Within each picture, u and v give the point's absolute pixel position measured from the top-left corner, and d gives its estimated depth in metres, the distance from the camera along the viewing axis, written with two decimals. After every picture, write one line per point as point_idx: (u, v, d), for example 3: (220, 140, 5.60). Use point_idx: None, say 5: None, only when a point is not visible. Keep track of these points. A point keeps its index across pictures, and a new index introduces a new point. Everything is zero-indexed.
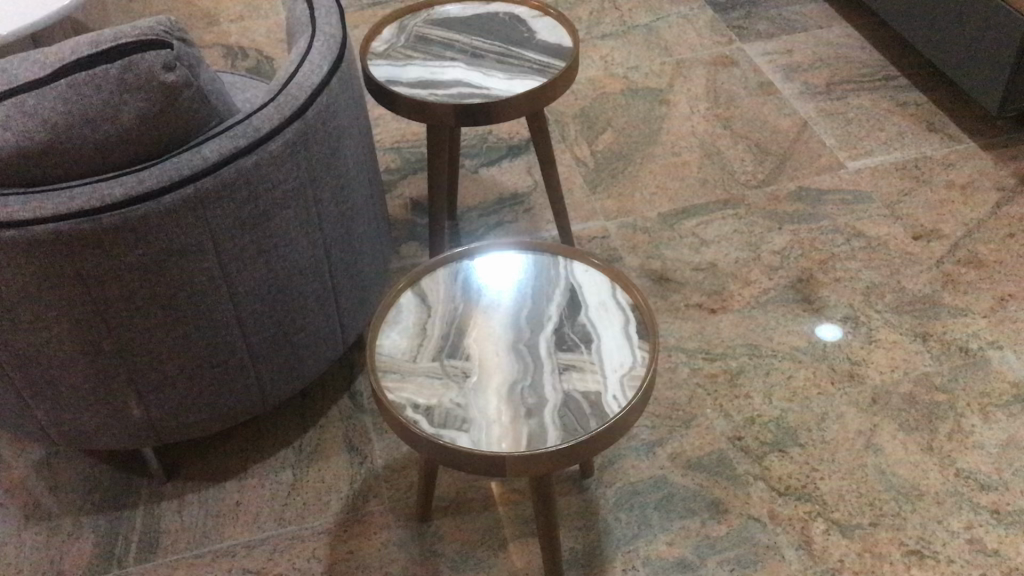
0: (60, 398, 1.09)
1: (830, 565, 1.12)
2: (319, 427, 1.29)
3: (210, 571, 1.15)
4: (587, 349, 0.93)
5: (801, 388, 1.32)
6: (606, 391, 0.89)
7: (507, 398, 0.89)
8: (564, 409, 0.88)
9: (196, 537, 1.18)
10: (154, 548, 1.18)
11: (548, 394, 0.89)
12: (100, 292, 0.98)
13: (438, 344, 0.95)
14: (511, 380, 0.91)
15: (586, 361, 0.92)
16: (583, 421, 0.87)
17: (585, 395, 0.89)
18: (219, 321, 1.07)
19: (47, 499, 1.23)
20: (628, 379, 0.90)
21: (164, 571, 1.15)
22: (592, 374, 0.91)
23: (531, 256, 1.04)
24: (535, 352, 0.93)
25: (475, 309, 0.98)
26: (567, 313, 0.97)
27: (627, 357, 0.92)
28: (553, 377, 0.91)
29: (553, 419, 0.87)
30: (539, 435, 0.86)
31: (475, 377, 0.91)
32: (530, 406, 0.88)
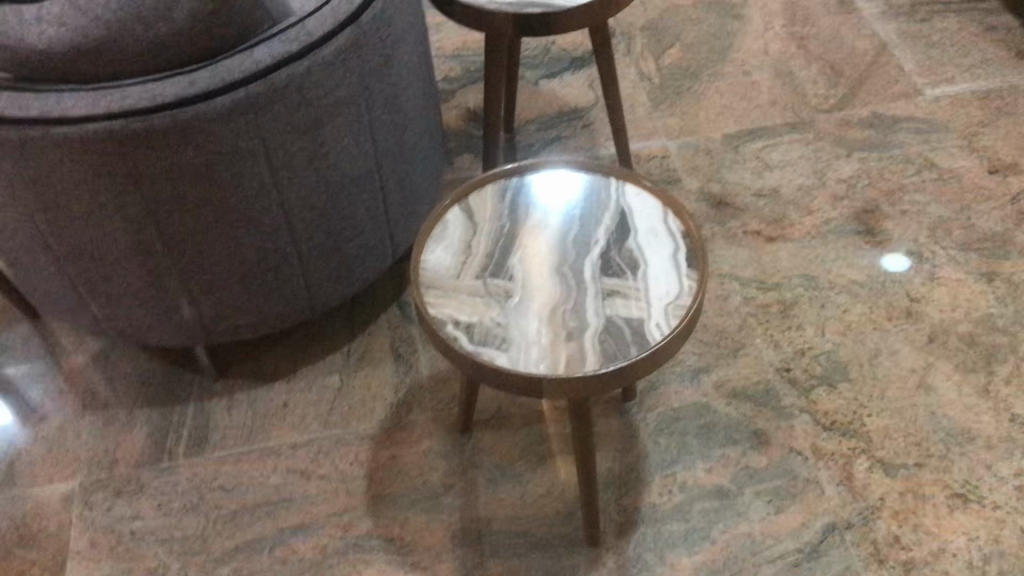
0: (115, 294, 1.11)
1: (871, 503, 1.11)
2: (367, 335, 1.31)
3: (256, 468, 1.18)
4: (633, 274, 0.92)
5: (856, 322, 1.28)
6: (649, 319, 0.88)
7: (547, 319, 0.89)
8: (605, 335, 0.87)
9: (244, 434, 1.22)
10: (204, 443, 1.21)
11: (590, 318, 0.89)
12: (151, 192, 0.99)
13: (482, 262, 0.94)
14: (554, 302, 0.90)
15: (631, 287, 0.91)
16: (623, 348, 0.86)
17: (627, 322, 0.88)
18: (268, 227, 1.07)
19: (103, 389, 1.27)
20: (672, 309, 0.89)
21: (213, 465, 1.19)
22: (635, 301, 0.90)
23: (582, 175, 1.02)
24: (580, 276, 0.92)
25: (522, 227, 0.97)
26: (615, 236, 0.96)
27: (673, 285, 0.91)
28: (596, 301, 0.90)
29: (594, 345, 0.87)
30: (578, 359, 0.86)
31: (517, 297, 0.91)
32: (571, 329, 0.88)
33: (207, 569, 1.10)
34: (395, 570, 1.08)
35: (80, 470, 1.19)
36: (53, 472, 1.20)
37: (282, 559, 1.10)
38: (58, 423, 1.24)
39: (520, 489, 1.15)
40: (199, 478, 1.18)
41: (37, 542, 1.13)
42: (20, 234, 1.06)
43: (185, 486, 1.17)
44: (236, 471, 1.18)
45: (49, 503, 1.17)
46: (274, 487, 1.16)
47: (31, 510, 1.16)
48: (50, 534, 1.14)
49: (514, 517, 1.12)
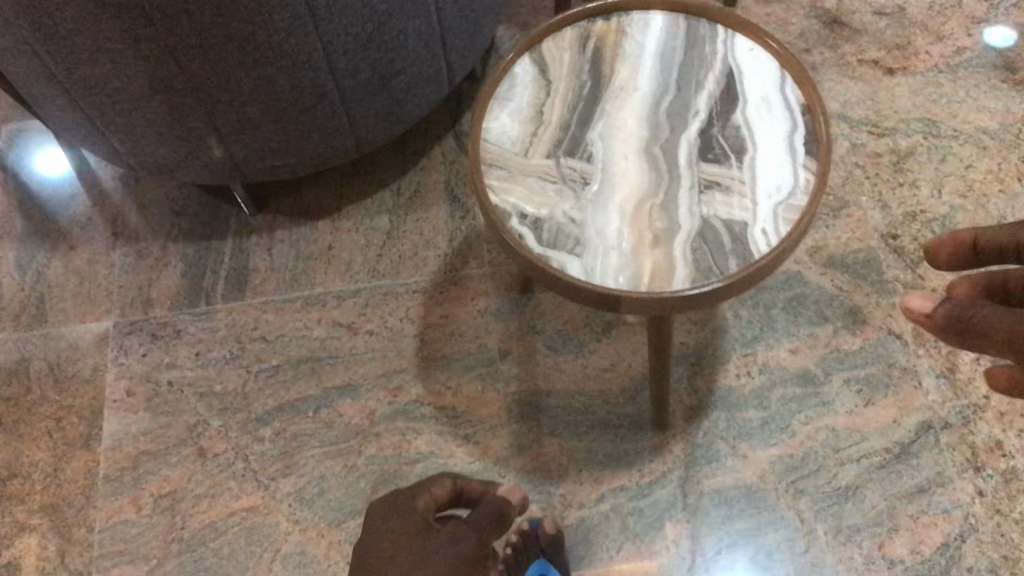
0: (135, 131, 0.97)
1: (972, 401, 1.00)
2: (420, 170, 1.17)
3: (300, 319, 1.09)
4: (738, 163, 0.76)
5: (980, 182, 1.11)
6: (754, 224, 0.74)
7: (632, 217, 0.75)
8: (698, 241, 0.74)
9: (286, 279, 1.12)
10: (243, 286, 1.12)
11: (682, 218, 0.74)
12: (166, 27, 0.82)
13: (555, 135, 0.78)
14: (640, 194, 0.76)
15: (735, 180, 0.75)
16: (720, 262, 0.73)
17: (727, 227, 0.74)
18: (306, 64, 0.91)
19: (134, 218, 1.17)
20: (783, 211, 0.74)
21: (253, 313, 1.10)
22: (739, 198, 0.75)
23: (683, 16, 0.83)
24: (673, 161, 0.77)
25: (605, 90, 0.80)
26: (719, 107, 0.78)
27: (787, 179, 0.75)
28: (692, 196, 0.75)
29: (684, 254, 0.73)
30: (666, 273, 0.73)
31: (596, 185, 0.76)
32: (659, 232, 0.74)
33: (248, 428, 1.04)
34: (446, 443, 1.02)
35: (113, 310, 1.12)
36: (84, 309, 1.12)
37: (327, 423, 1.04)
38: (88, 254, 1.15)
39: (583, 361, 1.05)
40: (239, 326, 1.10)
41: (72, 387, 1.08)
42: (18, 63, 0.91)
43: (224, 334, 1.09)
44: (278, 321, 1.10)
45: (81, 344, 1.10)
46: (318, 341, 1.08)
47: (64, 351, 1.10)
48: (84, 378, 1.08)
49: (575, 392, 1.03)
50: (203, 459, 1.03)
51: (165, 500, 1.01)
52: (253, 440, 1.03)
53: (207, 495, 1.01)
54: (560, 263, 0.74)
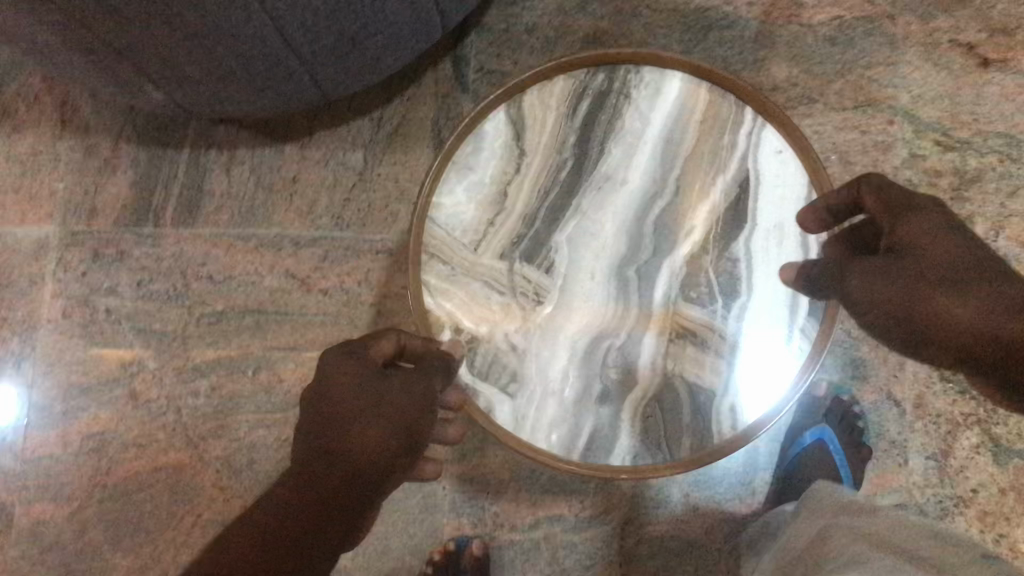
0: (58, 61, 0.82)
1: (958, 493, 0.91)
2: (406, 99, 1.01)
3: (250, 263, 1.00)
4: (726, 310, 0.63)
5: None
6: (726, 398, 0.62)
7: (580, 356, 0.63)
8: (655, 406, 0.63)
9: (241, 211, 1.01)
10: (194, 211, 1.01)
11: (642, 369, 0.63)
12: (67, 7, 0.66)
13: (514, 228, 0.65)
14: (600, 329, 0.63)
15: (717, 334, 0.63)
16: (674, 439, 0.62)
17: (694, 395, 0.62)
18: (251, 38, 0.74)
19: (83, 104, 1.02)
20: (765, 389, 0.62)
21: (202, 245, 1.00)
22: (716, 361, 0.62)
23: (706, 84, 0.65)
24: (649, 292, 0.63)
25: (586, 176, 0.65)
26: (721, 228, 0.64)
27: (780, 343, 0.63)
28: (660, 344, 0.63)
29: (633, 420, 0.63)
30: (608, 441, 0.63)
31: (549, 306, 0.64)
32: (611, 385, 0.63)
33: (183, 377, 0.99)
34: None
35: (56, 215, 1.02)
36: (24, 208, 1.02)
37: (265, 387, 0.98)
38: (31, 141, 1.03)
39: None
40: (184, 259, 1.00)
41: (7, 298, 1.01)
42: None
43: (169, 265, 1.00)
44: (227, 260, 1.00)
45: (19, 249, 1.01)
46: (267, 293, 0.99)
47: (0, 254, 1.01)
48: (20, 290, 1.01)
49: None
50: (135, 404, 0.99)
51: (93, 440, 0.98)
52: (188, 392, 0.99)
53: (135, 442, 0.98)
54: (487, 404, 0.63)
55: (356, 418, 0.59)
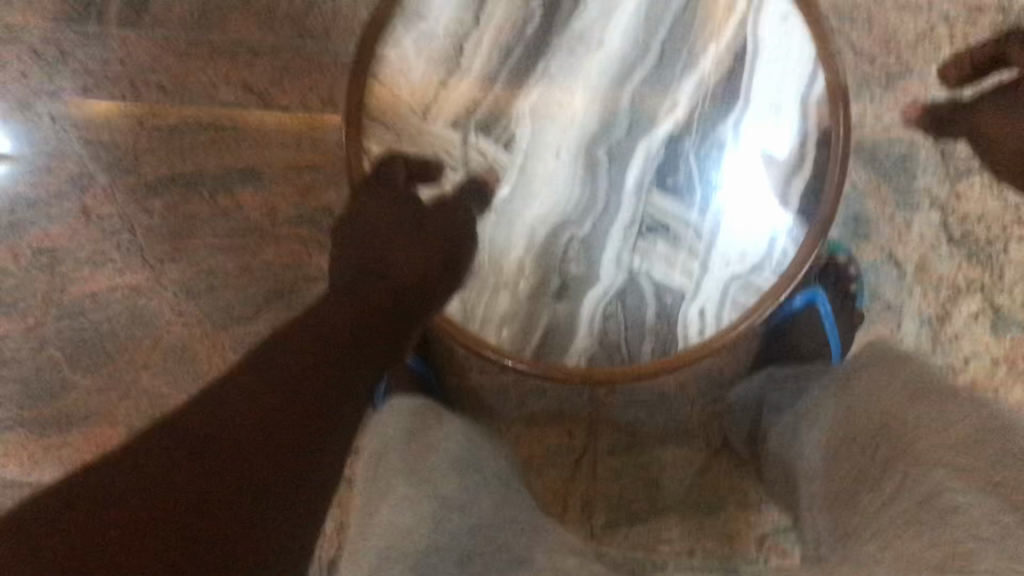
0: None
1: (949, 362, 0.87)
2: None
3: (205, 72, 0.91)
4: (698, 206, 0.63)
5: None
6: (692, 298, 0.65)
7: (540, 247, 0.64)
8: (617, 303, 0.66)
9: (193, 12, 0.90)
10: (142, 10, 0.91)
11: (605, 261, 0.65)
12: None
13: (474, 96, 0.63)
14: (564, 218, 0.64)
15: (686, 231, 0.64)
16: (631, 336, 0.67)
17: (658, 293, 0.65)
18: None
19: None
20: (736, 290, 0.65)
21: (152, 50, 0.91)
22: (684, 259, 0.64)
23: None
24: (616, 182, 0.63)
25: (563, 46, 0.62)
26: (705, 112, 0.62)
27: (750, 249, 0.64)
28: (626, 237, 0.64)
29: (592, 316, 0.66)
30: (563, 335, 0.67)
31: (512, 191, 0.64)
32: (570, 279, 0.65)
33: (135, 195, 0.92)
34: None
35: None
36: None
37: (223, 212, 0.92)
38: None
39: None
40: (134, 65, 0.91)
41: None
42: None
43: (117, 72, 0.91)
44: (179, 68, 0.91)
45: None
46: (224, 106, 0.91)
47: None
48: None
49: None
50: (87, 222, 0.93)
51: (44, 257, 0.93)
52: (142, 211, 0.92)
53: (88, 262, 0.93)
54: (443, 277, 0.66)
55: (398, 244, 0.65)
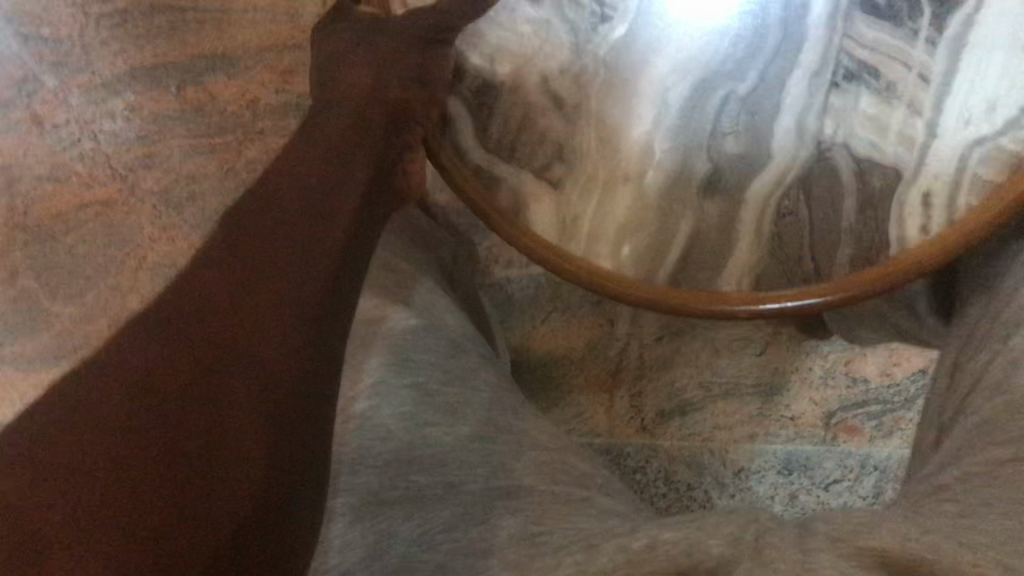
0: None
1: None
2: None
3: None
4: (925, 38, 0.61)
5: None
6: (907, 172, 0.64)
7: (705, 100, 0.64)
8: (809, 178, 0.66)
9: None
10: None
11: (786, 127, 0.64)
12: None
13: None
14: (738, 82, 0.63)
15: (907, 71, 0.62)
16: (817, 248, 0.69)
17: (857, 167, 0.65)
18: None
19: None
20: (963, 159, 0.63)
21: None
22: (886, 127, 0.63)
23: None
24: (800, 35, 0.62)
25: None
26: None
27: (1004, 94, 0.60)
28: (816, 98, 0.63)
29: (775, 199, 0.67)
30: (714, 240, 0.69)
31: (669, 32, 0.64)
32: (724, 160, 0.65)
33: (94, 97, 0.84)
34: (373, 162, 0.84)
35: None
36: None
37: (196, 108, 0.84)
38: None
39: None
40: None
41: None
42: None
43: None
44: None
45: None
46: None
47: None
48: None
49: None
50: (41, 131, 0.84)
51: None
52: (103, 115, 0.84)
53: (50, 178, 0.84)
54: (465, 143, 0.72)
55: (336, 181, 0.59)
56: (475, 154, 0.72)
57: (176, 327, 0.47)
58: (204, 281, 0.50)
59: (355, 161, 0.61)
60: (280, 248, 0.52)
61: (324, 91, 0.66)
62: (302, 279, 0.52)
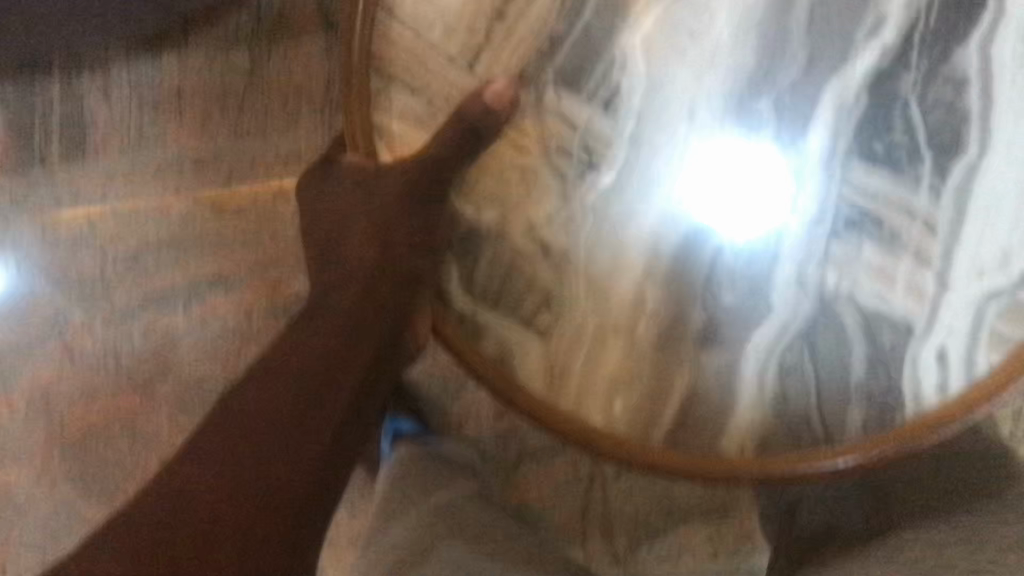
0: None
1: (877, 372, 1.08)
2: (281, 41, 1.08)
3: (152, 194, 1.09)
4: (927, 184, 0.73)
5: None
6: (919, 346, 0.75)
7: (748, 269, 0.75)
8: (819, 347, 0.75)
9: (130, 139, 1.09)
10: (82, 145, 1.08)
11: (785, 287, 0.75)
12: None
13: (633, 151, 0.75)
14: (755, 306, 0.75)
15: (914, 222, 0.73)
16: (826, 413, 0.77)
17: (867, 330, 0.75)
18: None
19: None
20: (981, 313, 0.74)
21: (96, 182, 1.08)
22: (898, 296, 0.74)
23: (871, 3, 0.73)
24: (811, 229, 0.74)
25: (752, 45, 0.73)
26: (935, 152, 0.72)
27: (1013, 251, 0.73)
28: (822, 272, 0.74)
29: (777, 367, 0.76)
30: (717, 402, 0.78)
31: (673, 206, 0.75)
32: (727, 360, 0.77)
33: (115, 323, 1.08)
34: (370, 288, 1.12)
35: None
36: None
37: (198, 318, 1.09)
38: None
39: None
40: (69, 217, 1.08)
41: None
42: None
43: (81, 204, 1.08)
44: (125, 199, 1.08)
45: None
46: (173, 220, 1.09)
47: None
48: None
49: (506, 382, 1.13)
50: (71, 356, 1.08)
51: (39, 389, 1.08)
52: (122, 338, 1.08)
53: (83, 395, 1.08)
54: (450, 285, 0.82)
55: (341, 370, 0.81)
56: (461, 299, 0.82)
57: (215, 457, 0.77)
58: (213, 443, 0.78)
59: (357, 351, 0.82)
60: (293, 418, 0.79)
61: (324, 267, 0.87)
62: (303, 443, 0.78)
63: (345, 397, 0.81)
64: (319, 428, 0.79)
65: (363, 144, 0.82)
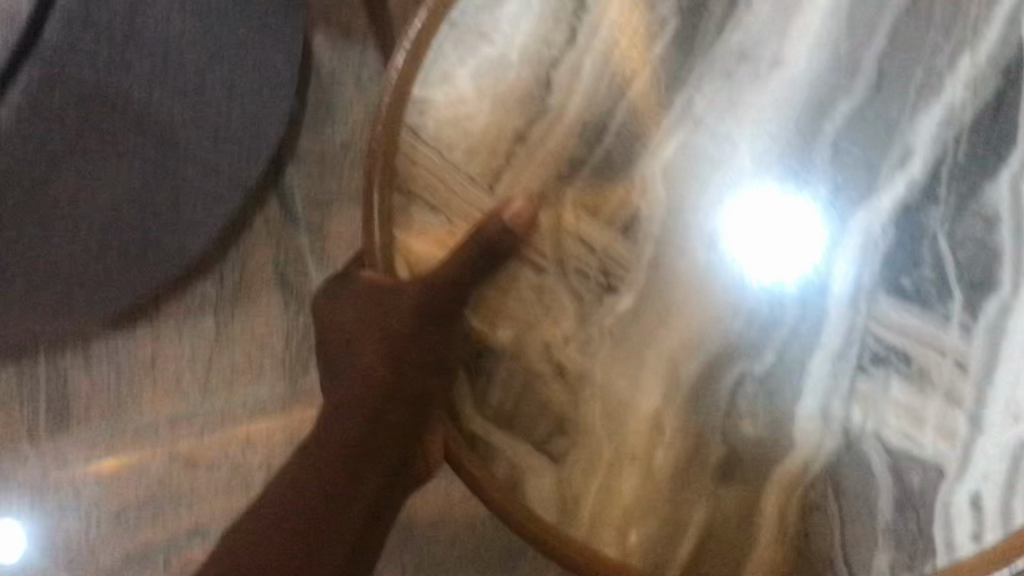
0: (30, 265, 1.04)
1: None
2: (246, 306, 1.41)
3: (149, 470, 1.39)
4: (959, 324, 0.83)
5: None
6: (942, 492, 0.82)
7: (768, 403, 0.86)
8: (854, 499, 0.84)
9: (114, 407, 1.40)
10: (68, 412, 1.40)
11: (820, 417, 0.84)
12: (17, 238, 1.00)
13: (685, 275, 0.88)
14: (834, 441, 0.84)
15: (944, 358, 0.83)
16: (850, 549, 0.84)
17: (895, 475, 0.83)
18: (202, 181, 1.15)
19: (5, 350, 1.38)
20: (1000, 478, 0.81)
21: (93, 452, 1.40)
22: (923, 443, 0.83)
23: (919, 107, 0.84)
24: (849, 365, 0.84)
25: (791, 132, 0.86)
26: (956, 302, 0.83)
27: None
28: (853, 414, 0.84)
29: (828, 511, 0.84)
30: (744, 538, 0.86)
31: (745, 311, 0.86)
32: (758, 478, 0.86)
33: (85, 555, 1.38)
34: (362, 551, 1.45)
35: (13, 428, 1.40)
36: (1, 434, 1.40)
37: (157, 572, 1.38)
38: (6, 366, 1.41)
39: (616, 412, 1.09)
40: (112, 464, 1.39)
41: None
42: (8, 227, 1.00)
43: (90, 476, 1.39)
44: (133, 457, 1.39)
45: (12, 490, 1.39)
46: (162, 481, 1.39)
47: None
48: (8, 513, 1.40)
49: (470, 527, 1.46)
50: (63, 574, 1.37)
51: None
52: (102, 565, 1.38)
53: None
54: (466, 410, 0.96)
55: (350, 498, 0.91)
56: (475, 422, 0.96)
57: (260, 513, 0.92)
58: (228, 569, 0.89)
59: (363, 480, 0.92)
60: (300, 536, 0.89)
61: (336, 378, 0.98)
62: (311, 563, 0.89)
63: (354, 522, 0.91)
64: (334, 543, 0.90)
65: (382, 264, 0.97)
